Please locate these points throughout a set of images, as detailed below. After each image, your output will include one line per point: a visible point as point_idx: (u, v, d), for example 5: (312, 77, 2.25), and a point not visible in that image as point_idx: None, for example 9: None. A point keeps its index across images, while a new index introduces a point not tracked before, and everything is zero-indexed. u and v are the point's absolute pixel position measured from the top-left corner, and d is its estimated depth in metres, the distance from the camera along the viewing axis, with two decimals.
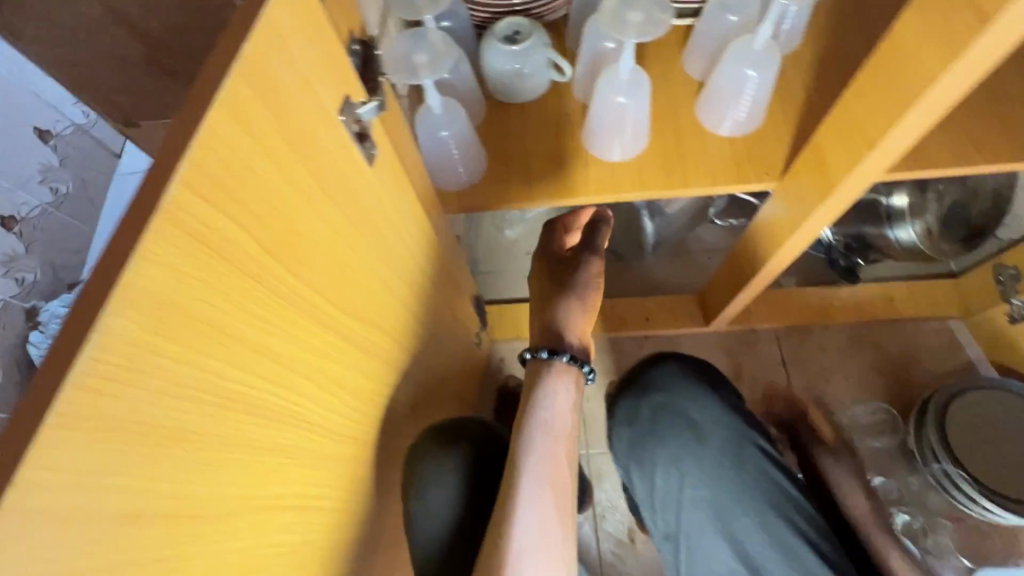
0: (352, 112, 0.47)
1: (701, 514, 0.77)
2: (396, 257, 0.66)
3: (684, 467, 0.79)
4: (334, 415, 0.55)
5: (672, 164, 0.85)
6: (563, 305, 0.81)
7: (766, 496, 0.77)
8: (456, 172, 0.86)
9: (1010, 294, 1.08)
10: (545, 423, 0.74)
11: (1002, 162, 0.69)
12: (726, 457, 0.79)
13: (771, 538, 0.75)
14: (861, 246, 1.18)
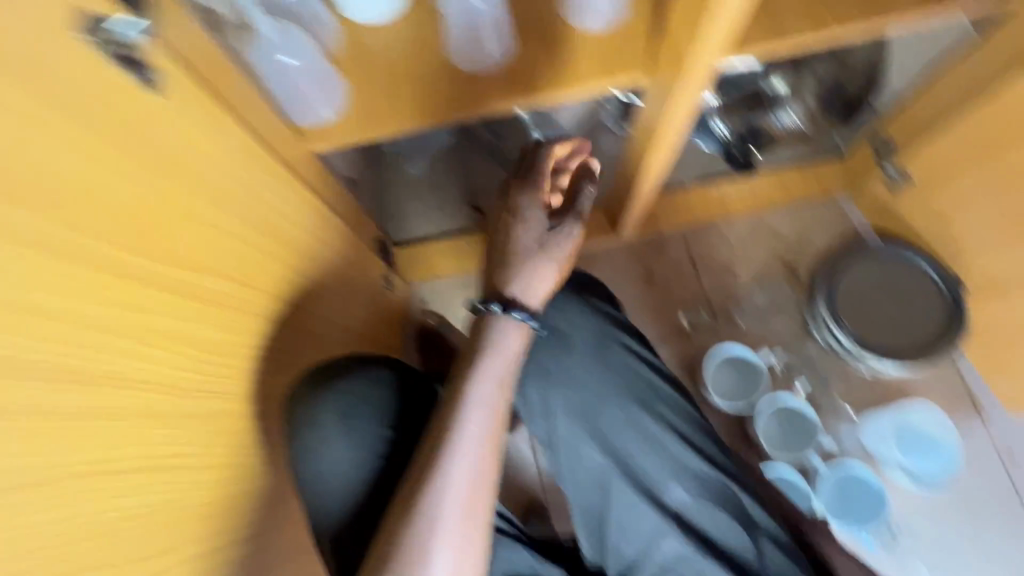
0: (111, 34, 0.44)
1: (574, 421, 0.73)
2: (236, 199, 0.63)
3: (557, 377, 0.73)
4: (173, 364, 0.55)
5: (543, 65, 0.83)
6: (530, 255, 0.67)
7: (634, 394, 0.74)
8: (313, 106, 0.82)
9: (884, 158, 1.13)
10: (486, 375, 0.63)
11: (837, 23, 0.71)
12: (596, 359, 0.74)
13: (639, 432, 0.73)
14: (752, 136, 1.21)
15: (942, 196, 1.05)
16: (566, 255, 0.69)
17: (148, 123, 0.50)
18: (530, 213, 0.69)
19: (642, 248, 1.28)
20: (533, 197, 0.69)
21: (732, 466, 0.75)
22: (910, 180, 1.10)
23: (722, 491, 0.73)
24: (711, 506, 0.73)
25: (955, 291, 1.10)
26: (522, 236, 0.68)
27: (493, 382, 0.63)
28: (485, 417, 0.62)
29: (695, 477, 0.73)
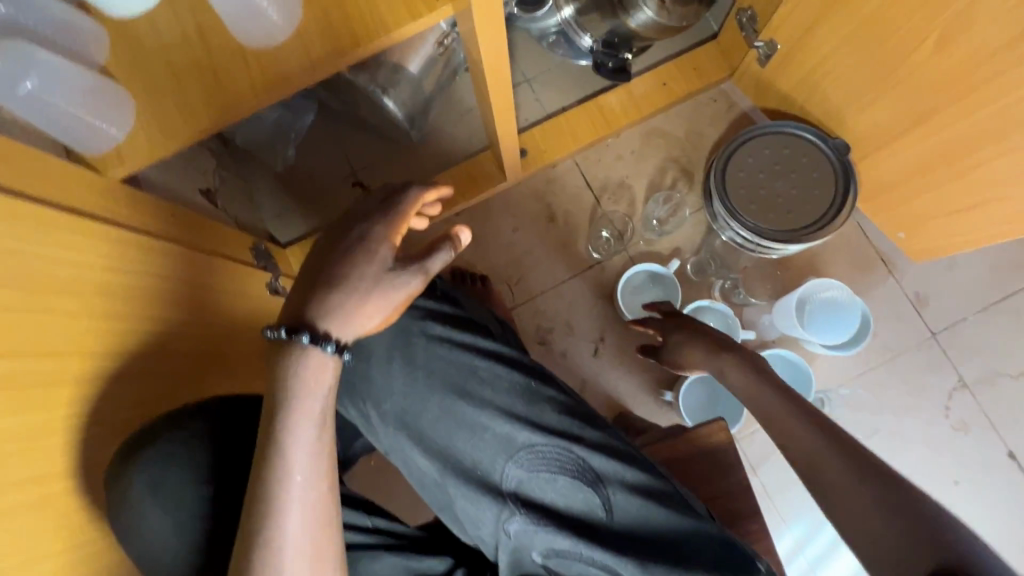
0: None
1: (392, 432, 0.58)
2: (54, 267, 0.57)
3: (357, 390, 0.58)
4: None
5: (336, 18, 0.75)
6: (349, 285, 0.51)
7: (449, 383, 0.57)
8: (99, 126, 0.72)
9: (753, 38, 1.07)
10: (296, 419, 0.49)
11: None
12: (392, 355, 0.58)
13: (456, 422, 0.57)
14: (621, 40, 1.13)
15: (806, 60, 1.00)
16: (400, 301, 0.53)
17: None
18: (375, 244, 0.52)
19: (535, 185, 1.23)
20: (381, 229, 0.53)
21: (581, 429, 0.58)
22: (777, 48, 1.04)
23: (566, 458, 0.56)
24: (554, 478, 0.56)
25: (841, 151, 1.04)
26: (349, 264, 0.51)
27: (307, 423, 0.49)
28: (310, 469, 0.48)
29: (529, 452, 0.56)
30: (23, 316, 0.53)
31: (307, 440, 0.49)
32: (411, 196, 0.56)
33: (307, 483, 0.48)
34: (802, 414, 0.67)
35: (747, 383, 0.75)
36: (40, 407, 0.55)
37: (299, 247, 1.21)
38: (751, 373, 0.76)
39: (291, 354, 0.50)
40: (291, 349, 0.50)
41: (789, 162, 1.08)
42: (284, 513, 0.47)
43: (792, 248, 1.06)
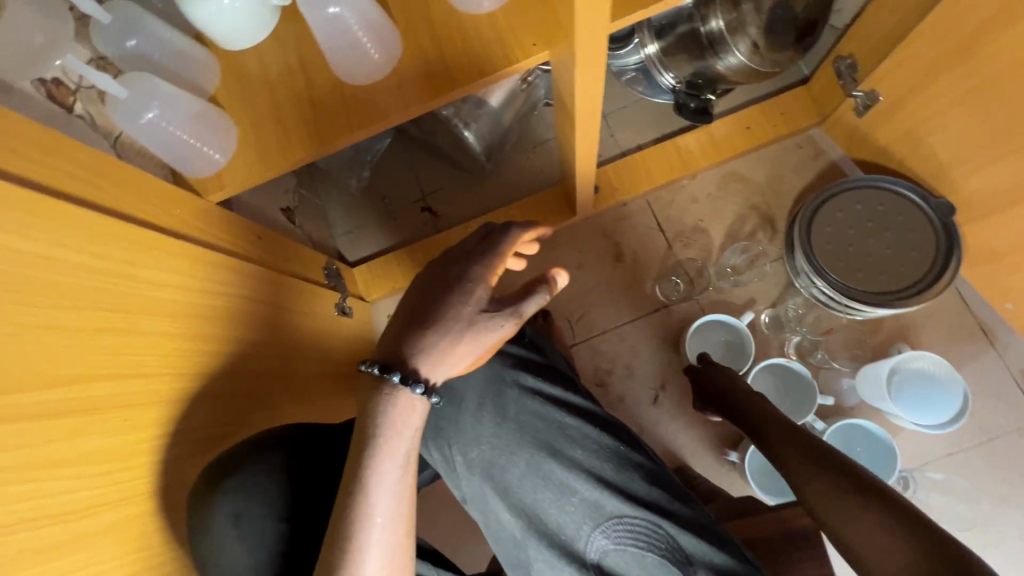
0: None
1: (475, 483, 0.53)
2: (153, 292, 0.61)
3: (443, 434, 0.54)
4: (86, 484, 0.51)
5: (433, 58, 0.76)
6: (445, 324, 0.50)
7: (539, 438, 0.54)
8: (201, 150, 0.76)
9: (851, 88, 1.01)
10: (381, 459, 0.47)
11: None
12: (482, 401, 0.54)
13: (542, 481, 0.52)
14: (706, 82, 1.10)
15: (911, 115, 0.95)
16: (491, 344, 0.52)
17: None
18: (472, 284, 0.52)
19: (605, 221, 1.20)
20: (478, 269, 0.54)
21: (673, 503, 0.53)
22: (880, 99, 0.98)
23: (658, 535, 0.51)
24: (642, 554, 0.50)
25: (945, 212, 0.97)
26: (446, 303, 0.51)
27: (391, 464, 0.48)
28: (391, 511, 0.47)
29: (618, 523, 0.51)
30: (120, 340, 0.55)
31: (390, 481, 0.48)
32: (509, 237, 0.57)
33: (387, 525, 0.47)
34: (812, 451, 0.66)
35: (771, 428, 0.74)
36: (133, 430, 0.56)
37: (367, 268, 1.23)
38: (771, 418, 0.76)
39: (382, 391, 0.49)
40: (383, 387, 0.49)
41: (883, 219, 1.02)
42: (363, 555, 0.45)
43: (882, 310, 0.99)
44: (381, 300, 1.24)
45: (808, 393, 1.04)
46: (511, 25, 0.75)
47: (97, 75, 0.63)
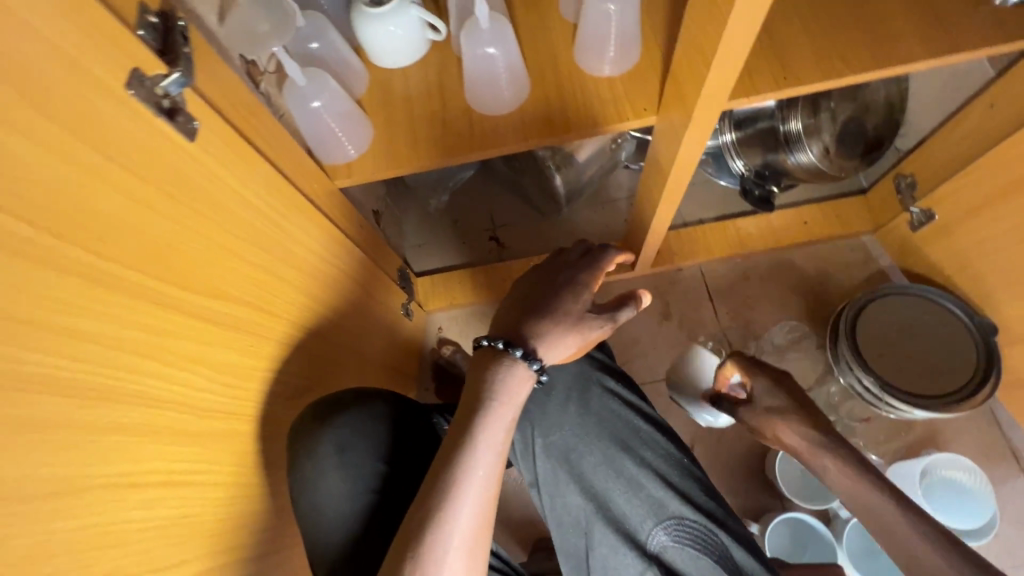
0: (156, 83, 0.46)
1: (551, 465, 0.62)
2: (288, 245, 0.69)
3: (530, 417, 0.63)
4: (218, 392, 0.56)
5: (554, 104, 0.88)
6: (558, 315, 0.58)
7: (615, 436, 0.62)
8: (339, 142, 0.86)
9: (908, 202, 1.13)
10: (491, 421, 0.53)
11: (827, 79, 0.79)
12: (568, 394, 0.64)
13: (614, 472, 0.60)
14: (772, 173, 1.19)
15: (964, 235, 1.04)
16: (592, 341, 0.59)
17: (185, 164, 0.51)
18: (580, 288, 0.60)
19: (659, 281, 1.28)
20: (584, 275, 0.61)
21: (725, 514, 0.60)
22: (934, 218, 1.08)
23: (713, 541, 0.58)
24: (698, 555, 0.57)
25: (988, 330, 1.04)
26: (559, 298, 0.59)
27: (498, 427, 0.53)
28: (490, 469, 0.51)
29: (678, 523, 0.59)
30: (261, 276, 0.63)
31: (495, 441, 0.52)
32: (610, 256, 0.65)
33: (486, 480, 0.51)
34: (929, 529, 0.61)
35: (867, 499, 0.65)
36: (253, 357, 0.62)
37: (432, 280, 1.32)
38: (869, 486, 0.66)
39: (500, 361, 0.55)
40: (501, 359, 0.55)
41: (927, 327, 1.08)
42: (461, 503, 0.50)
43: (920, 412, 1.02)
44: (436, 312, 1.32)
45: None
46: (626, 91, 0.88)
47: (286, 56, 0.75)
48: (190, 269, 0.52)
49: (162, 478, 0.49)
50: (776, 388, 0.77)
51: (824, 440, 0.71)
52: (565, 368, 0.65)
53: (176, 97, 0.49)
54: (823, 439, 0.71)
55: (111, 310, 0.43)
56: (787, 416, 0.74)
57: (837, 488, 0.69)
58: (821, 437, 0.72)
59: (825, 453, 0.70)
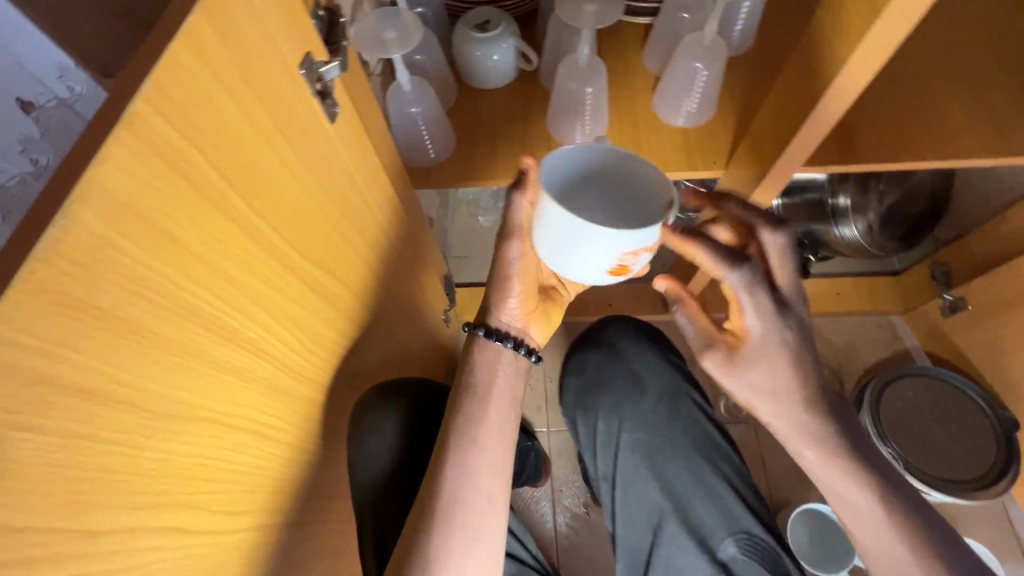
0: (317, 68, 0.51)
1: (638, 459, 0.72)
2: (373, 231, 0.73)
3: (626, 414, 0.74)
4: (301, 355, 0.59)
5: (627, 145, 0.95)
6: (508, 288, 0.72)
7: (697, 445, 0.72)
8: (424, 148, 0.92)
9: (943, 289, 1.17)
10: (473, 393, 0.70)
11: (892, 161, 0.85)
12: (659, 399, 0.75)
13: (692, 475, 0.70)
14: (812, 243, 1.24)
15: (996, 328, 1.07)
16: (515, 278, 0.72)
17: (323, 140, 0.55)
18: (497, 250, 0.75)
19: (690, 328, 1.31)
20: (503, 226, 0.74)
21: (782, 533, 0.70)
22: (968, 307, 1.11)
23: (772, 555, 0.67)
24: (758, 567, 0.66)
25: (1010, 427, 1.06)
26: (509, 265, 0.71)
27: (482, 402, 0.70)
28: (487, 431, 0.69)
29: (747, 537, 0.68)
30: (349, 255, 0.67)
31: (481, 411, 0.70)
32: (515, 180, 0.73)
33: (477, 441, 0.68)
34: (894, 522, 0.61)
35: (840, 488, 0.64)
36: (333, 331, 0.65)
37: (471, 292, 1.36)
38: (843, 475, 0.63)
39: (477, 347, 0.74)
40: (474, 344, 0.74)
41: (948, 411, 1.11)
42: (459, 456, 0.67)
43: (937, 494, 1.04)
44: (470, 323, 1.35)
45: (639, 243, 0.51)
46: (698, 143, 0.93)
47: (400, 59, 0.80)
48: (305, 236, 0.55)
49: (250, 425, 0.51)
50: (779, 352, 0.64)
51: (811, 422, 0.65)
52: (659, 378, 0.76)
53: (327, 82, 0.53)
54: (809, 420, 0.65)
55: (250, 258, 0.46)
56: (783, 399, 0.65)
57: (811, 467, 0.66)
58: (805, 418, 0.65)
59: (810, 437, 0.65)
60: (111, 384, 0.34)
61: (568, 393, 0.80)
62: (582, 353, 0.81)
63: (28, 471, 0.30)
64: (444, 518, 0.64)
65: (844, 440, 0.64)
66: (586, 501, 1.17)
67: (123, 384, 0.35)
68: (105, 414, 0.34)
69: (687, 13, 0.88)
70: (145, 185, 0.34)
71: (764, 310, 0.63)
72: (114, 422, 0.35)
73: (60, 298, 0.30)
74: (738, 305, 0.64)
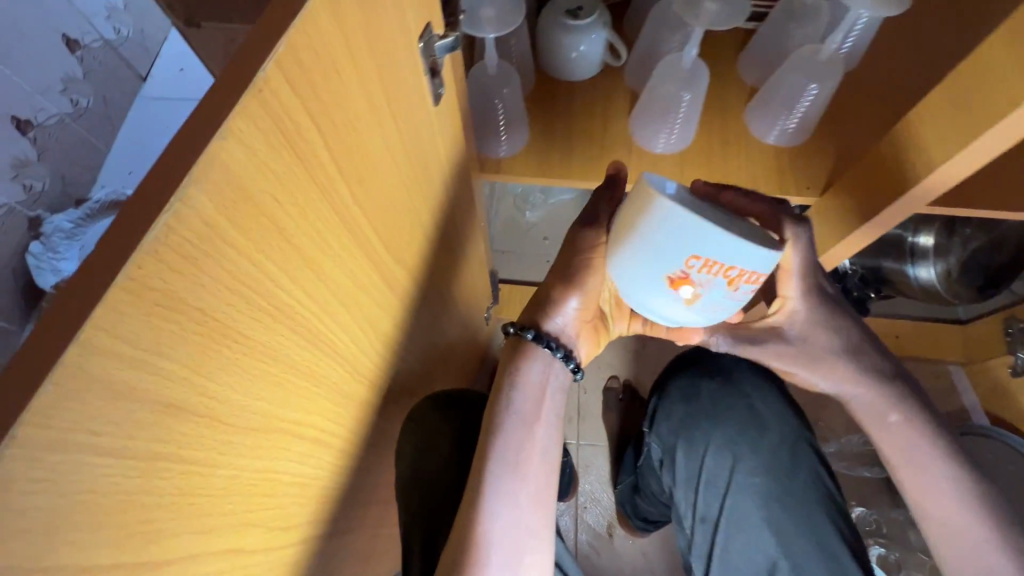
0: (431, 42, 0.44)
1: (745, 508, 0.56)
2: (449, 225, 0.67)
3: (733, 448, 0.58)
4: (369, 358, 0.53)
5: (716, 158, 0.87)
6: (580, 274, 0.59)
7: (817, 500, 0.55)
8: (498, 138, 0.85)
9: (1017, 346, 1.09)
10: (515, 411, 0.59)
11: None
12: (788, 445, 0.58)
13: (812, 537, 0.54)
14: (876, 280, 1.18)
15: None
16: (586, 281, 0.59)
17: (424, 124, 0.49)
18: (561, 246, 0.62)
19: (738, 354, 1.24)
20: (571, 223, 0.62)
21: None
22: None
23: None
24: None
25: None
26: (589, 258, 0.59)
27: (526, 421, 0.59)
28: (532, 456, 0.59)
29: None
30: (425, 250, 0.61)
31: (524, 433, 0.59)
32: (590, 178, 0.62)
33: (517, 467, 0.58)
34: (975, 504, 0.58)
35: (917, 453, 0.60)
36: (401, 333, 0.59)
37: (512, 290, 1.30)
38: (925, 447, 0.60)
39: (524, 350, 0.60)
40: (521, 344, 0.60)
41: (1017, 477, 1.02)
42: (497, 483, 0.57)
43: None
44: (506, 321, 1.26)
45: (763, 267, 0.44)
46: (796, 164, 0.85)
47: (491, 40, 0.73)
48: (394, 228, 0.49)
49: (315, 435, 0.46)
50: (832, 313, 0.58)
51: (887, 387, 0.61)
52: (783, 419, 0.59)
53: (437, 59, 0.46)
54: (887, 385, 0.61)
55: (343, 252, 0.41)
56: (846, 357, 0.60)
57: (884, 437, 0.62)
58: (874, 384, 0.61)
59: (894, 402, 0.61)
60: (195, 398, 0.29)
61: (663, 420, 0.63)
62: (684, 373, 0.64)
63: (103, 502, 0.25)
64: (483, 547, 0.55)
65: (922, 409, 0.61)
66: (611, 522, 1.11)
67: (206, 397, 0.30)
68: (184, 430, 0.29)
69: (795, 23, 0.80)
70: (261, 165, 0.29)
71: (811, 268, 0.56)
72: (190, 440, 0.30)
73: (162, 298, 0.24)
74: (789, 273, 0.55)
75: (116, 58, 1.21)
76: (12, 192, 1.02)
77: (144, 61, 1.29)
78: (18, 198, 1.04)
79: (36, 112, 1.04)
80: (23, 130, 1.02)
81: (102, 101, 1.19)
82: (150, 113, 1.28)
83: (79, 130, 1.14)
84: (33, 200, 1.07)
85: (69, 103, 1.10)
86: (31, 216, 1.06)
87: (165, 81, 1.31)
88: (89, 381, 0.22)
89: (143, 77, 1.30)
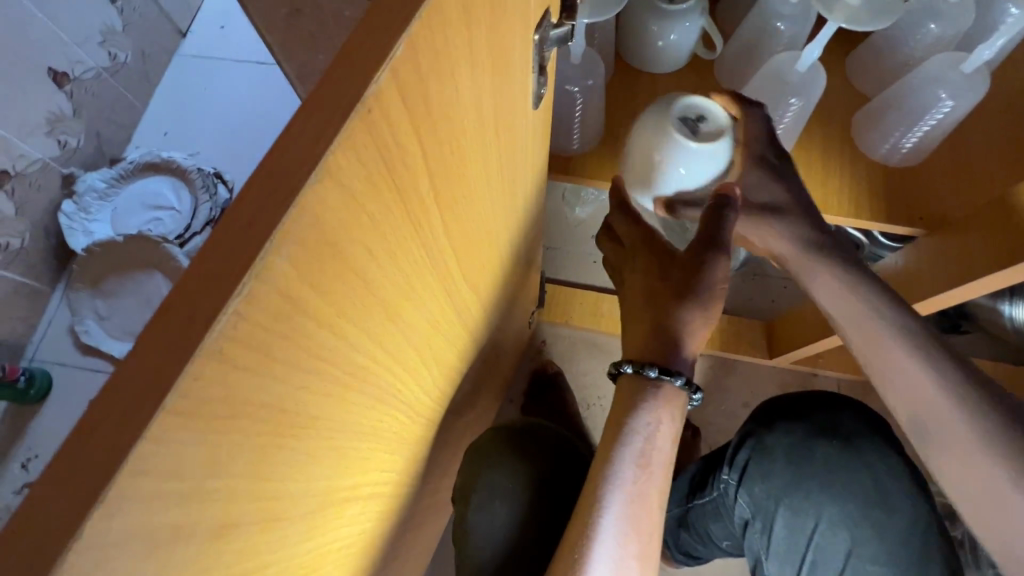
0: (546, 34, 0.35)
1: None
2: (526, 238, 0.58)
3: (848, 528, 0.52)
4: (430, 395, 0.46)
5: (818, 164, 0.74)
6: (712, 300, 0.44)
7: None
8: (570, 132, 0.75)
9: None
10: (635, 462, 0.43)
11: None
12: (916, 532, 0.51)
13: None
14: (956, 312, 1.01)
15: None
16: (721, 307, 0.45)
17: (521, 130, 0.40)
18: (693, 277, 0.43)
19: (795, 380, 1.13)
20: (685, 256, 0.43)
21: None
22: None
23: None
24: None
25: None
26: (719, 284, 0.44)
27: (653, 475, 0.43)
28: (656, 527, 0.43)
29: None
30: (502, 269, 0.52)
31: (644, 493, 0.43)
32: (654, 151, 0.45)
33: (629, 542, 0.42)
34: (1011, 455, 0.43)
35: (868, 322, 0.48)
36: (462, 361, 0.51)
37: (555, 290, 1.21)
38: (878, 318, 0.47)
39: (640, 397, 0.44)
40: (644, 387, 0.44)
41: None
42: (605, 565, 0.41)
43: None
44: (546, 324, 1.15)
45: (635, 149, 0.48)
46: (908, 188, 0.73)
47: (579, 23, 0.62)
48: (478, 254, 0.41)
49: (368, 489, 0.39)
50: (777, 180, 0.48)
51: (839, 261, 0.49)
52: (908, 498, 0.52)
53: (544, 53, 0.37)
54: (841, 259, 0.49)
55: (424, 293, 0.33)
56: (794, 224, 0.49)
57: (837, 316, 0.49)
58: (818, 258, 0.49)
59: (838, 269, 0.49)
60: (250, 506, 0.22)
61: (762, 481, 0.55)
62: (789, 426, 0.56)
63: None
64: None
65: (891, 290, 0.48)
66: None
67: (261, 500, 0.23)
68: (235, 544, 0.22)
69: (932, 19, 0.64)
70: (358, 210, 0.21)
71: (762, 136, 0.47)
72: (240, 551, 0.23)
73: (223, 408, 0.18)
74: (739, 144, 0.46)
75: (156, 11, 1.13)
76: (47, 148, 0.96)
77: (185, 15, 1.21)
78: (53, 154, 0.98)
79: (73, 64, 0.96)
80: (59, 83, 0.95)
81: (139, 55, 1.11)
82: (187, 71, 1.20)
83: (115, 84, 1.07)
84: (68, 157, 1.01)
85: (107, 56, 1.03)
86: (64, 173, 1.01)
87: (205, 38, 1.23)
88: (122, 540, 0.16)
89: (183, 32, 1.22)
